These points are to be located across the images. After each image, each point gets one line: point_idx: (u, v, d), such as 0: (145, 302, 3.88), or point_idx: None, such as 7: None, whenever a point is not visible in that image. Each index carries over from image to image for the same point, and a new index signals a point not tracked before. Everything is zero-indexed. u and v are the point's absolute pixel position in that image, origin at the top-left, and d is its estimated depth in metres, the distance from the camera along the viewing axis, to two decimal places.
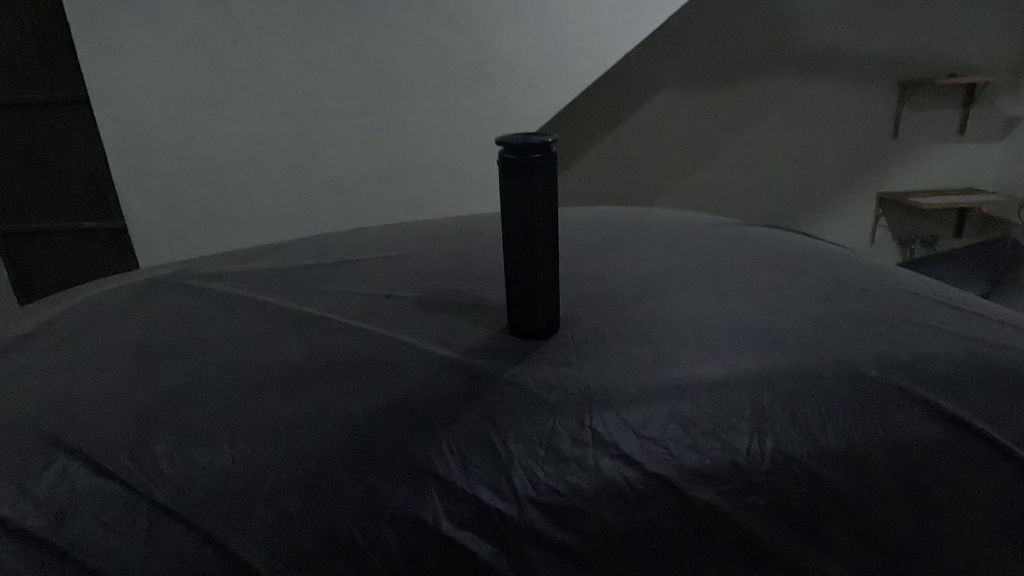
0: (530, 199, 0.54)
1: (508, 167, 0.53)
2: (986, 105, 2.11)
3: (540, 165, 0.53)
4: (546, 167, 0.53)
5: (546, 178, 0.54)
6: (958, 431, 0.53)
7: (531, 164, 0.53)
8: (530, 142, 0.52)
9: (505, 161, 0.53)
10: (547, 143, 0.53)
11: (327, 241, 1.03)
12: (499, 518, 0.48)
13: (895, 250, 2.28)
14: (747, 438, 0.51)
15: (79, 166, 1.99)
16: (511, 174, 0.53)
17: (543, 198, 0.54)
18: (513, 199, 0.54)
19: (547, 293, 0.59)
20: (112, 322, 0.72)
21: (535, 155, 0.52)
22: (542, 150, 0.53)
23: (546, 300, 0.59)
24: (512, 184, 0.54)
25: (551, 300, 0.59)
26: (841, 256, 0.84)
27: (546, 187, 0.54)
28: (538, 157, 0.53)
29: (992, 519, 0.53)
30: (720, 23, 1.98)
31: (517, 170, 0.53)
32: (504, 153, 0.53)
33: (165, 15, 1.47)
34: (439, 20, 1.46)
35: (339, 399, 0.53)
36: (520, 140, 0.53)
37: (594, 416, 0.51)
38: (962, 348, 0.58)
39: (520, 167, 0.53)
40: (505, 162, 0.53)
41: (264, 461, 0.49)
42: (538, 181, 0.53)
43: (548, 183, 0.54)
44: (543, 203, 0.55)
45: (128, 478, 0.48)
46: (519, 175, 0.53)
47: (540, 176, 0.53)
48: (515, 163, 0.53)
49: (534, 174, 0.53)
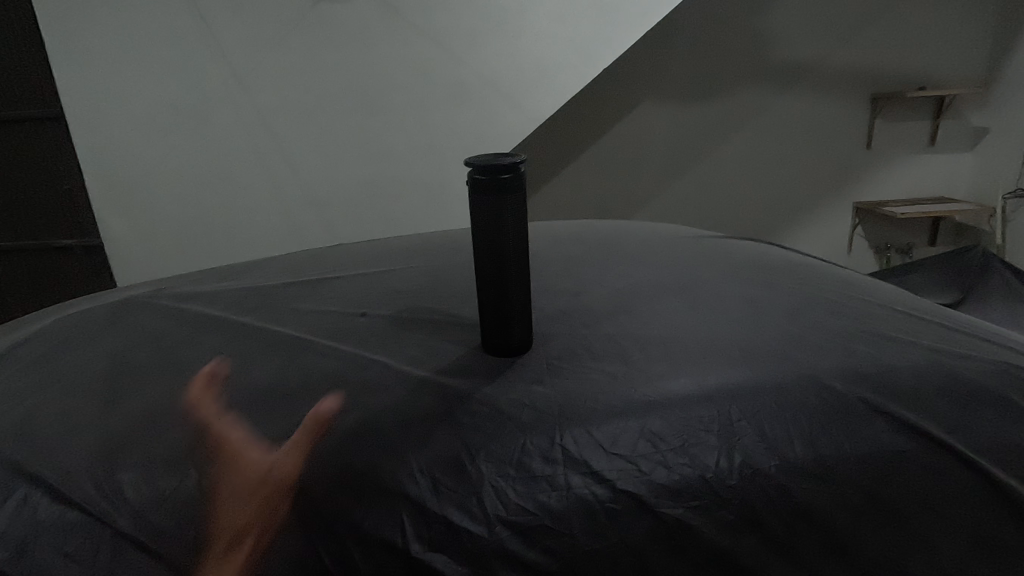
0: (500, 218, 0.55)
1: (477, 187, 0.54)
2: (955, 117, 2.17)
3: (508, 185, 0.53)
4: (516, 188, 0.54)
5: (516, 197, 0.54)
6: (921, 443, 0.54)
7: (501, 185, 0.53)
8: (498, 164, 0.52)
9: (475, 182, 0.54)
10: (516, 163, 0.53)
11: (306, 258, 1.03)
12: (470, 540, 0.48)
13: (871, 258, 2.33)
14: (716, 453, 0.52)
15: (58, 182, 1.94)
16: (481, 196, 0.54)
17: (513, 216, 0.55)
18: (484, 219, 0.55)
19: (520, 310, 0.59)
20: (81, 345, 0.72)
21: (505, 176, 0.53)
22: (511, 172, 0.53)
23: (519, 317, 0.59)
24: (482, 205, 0.54)
25: (523, 317, 0.60)
26: (812, 268, 0.86)
27: (517, 206, 0.55)
28: (508, 178, 0.53)
29: (955, 527, 0.54)
30: (698, 40, 2.02)
31: (487, 192, 0.53)
32: (473, 175, 0.54)
33: (146, 33, 1.47)
34: (420, 37, 1.47)
35: (309, 421, 0.53)
36: (489, 161, 0.53)
37: (564, 433, 0.51)
38: (923, 359, 0.60)
39: (488, 187, 0.53)
40: (476, 183, 0.54)
41: (231, 485, 0.49)
42: (508, 202, 0.54)
43: (518, 202, 0.55)
44: (514, 221, 0.55)
45: (92, 508, 0.47)
46: (490, 196, 0.54)
47: (510, 196, 0.54)
48: (484, 184, 0.53)
49: (504, 194, 0.54)
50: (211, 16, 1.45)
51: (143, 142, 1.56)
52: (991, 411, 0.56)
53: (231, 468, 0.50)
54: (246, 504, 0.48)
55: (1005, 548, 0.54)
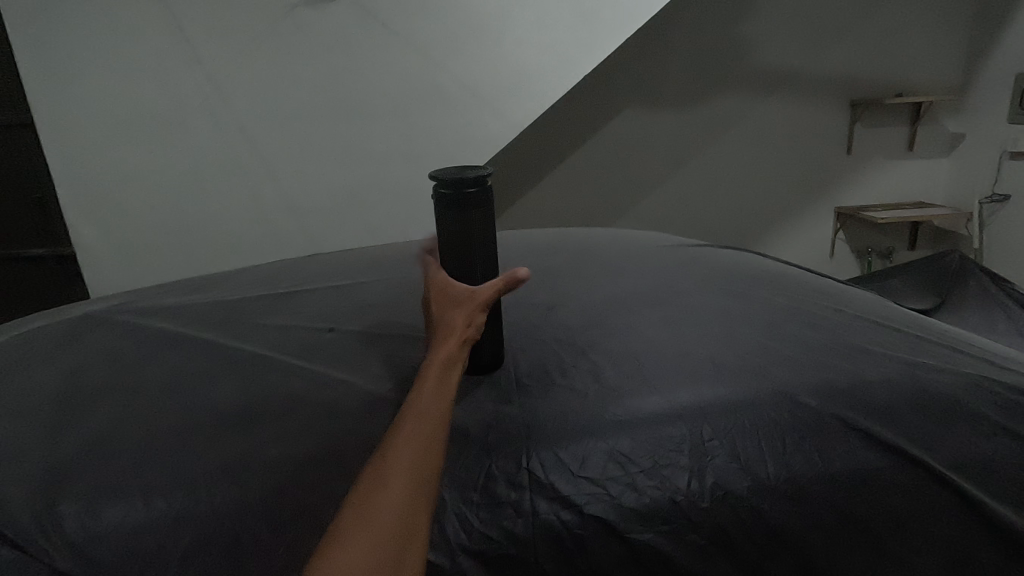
0: (468, 233, 0.53)
1: (443, 202, 0.52)
2: (932, 123, 2.20)
3: (474, 199, 0.52)
4: (482, 204, 0.52)
5: (482, 212, 0.53)
6: (894, 460, 0.53)
7: (467, 199, 0.51)
8: (464, 177, 0.51)
9: (440, 197, 0.52)
10: (481, 177, 0.52)
11: (278, 269, 1.01)
12: (433, 570, 0.46)
13: (853, 263, 2.35)
14: (686, 474, 0.51)
15: (26, 190, 1.84)
16: (446, 211, 0.52)
17: (481, 230, 0.53)
18: (451, 234, 0.53)
19: (489, 332, 0.56)
20: (33, 366, 0.69)
21: (471, 190, 0.51)
22: (477, 185, 0.52)
23: (488, 338, 0.56)
24: (448, 220, 0.52)
25: (493, 339, 0.57)
26: (789, 277, 0.86)
27: (484, 220, 0.53)
28: (474, 192, 0.51)
29: (929, 545, 0.53)
30: (680, 47, 2.03)
31: (451, 207, 0.52)
32: (437, 189, 0.52)
33: (118, 38, 1.43)
34: (398, 42, 1.45)
35: (264, 447, 0.51)
36: (454, 175, 0.51)
37: (531, 456, 0.49)
38: (900, 372, 0.59)
39: (454, 201, 0.51)
40: (441, 198, 0.52)
41: (180, 515, 0.47)
42: (474, 217, 0.52)
43: (484, 218, 0.53)
44: (481, 236, 0.53)
45: (26, 544, 0.44)
46: (454, 211, 0.52)
47: (475, 211, 0.52)
48: (449, 198, 0.51)
49: (471, 208, 0.52)
50: (185, 20, 1.42)
51: (117, 148, 1.52)
52: (963, 425, 0.56)
53: (436, 289, 0.53)
54: (452, 311, 0.51)
55: (981, 566, 0.54)
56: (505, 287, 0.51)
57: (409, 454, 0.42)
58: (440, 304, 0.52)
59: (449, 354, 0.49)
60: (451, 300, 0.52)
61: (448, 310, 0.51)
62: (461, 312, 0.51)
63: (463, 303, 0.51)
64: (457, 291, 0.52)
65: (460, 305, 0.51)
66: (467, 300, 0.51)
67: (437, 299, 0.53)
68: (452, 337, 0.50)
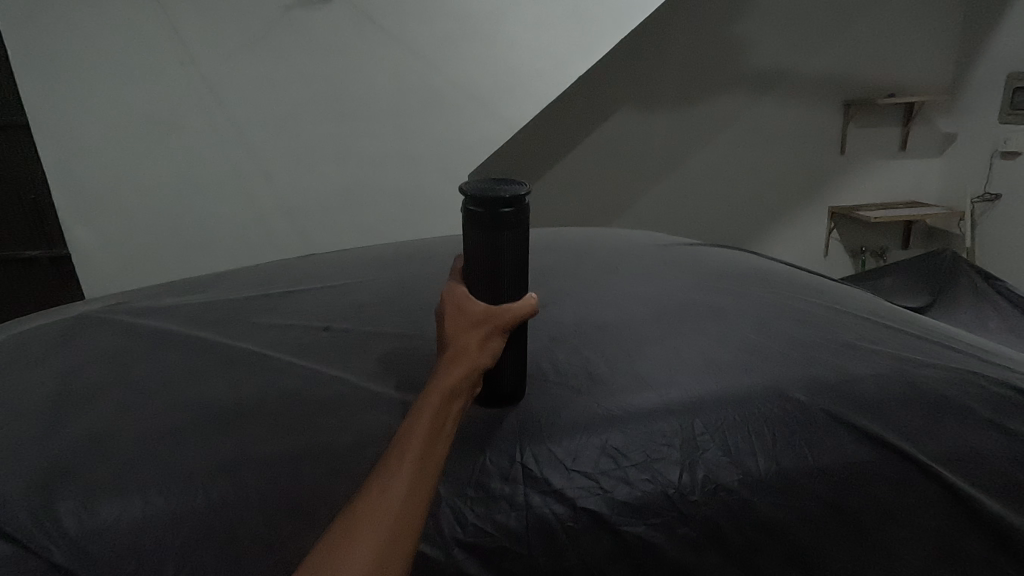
0: (496, 256, 0.46)
1: (472, 219, 0.45)
2: (925, 124, 2.22)
3: (508, 220, 0.45)
4: (517, 225, 0.45)
5: (516, 235, 0.46)
6: (882, 453, 0.54)
7: (500, 219, 0.45)
8: (499, 195, 0.44)
9: (470, 213, 0.45)
10: (519, 196, 0.45)
11: (274, 269, 1.01)
12: (428, 563, 0.47)
13: (847, 262, 2.37)
14: (678, 468, 0.52)
15: (21, 191, 1.82)
16: (475, 231, 0.45)
17: (511, 255, 0.46)
18: (477, 254, 0.46)
19: (511, 365, 0.50)
20: (29, 365, 0.69)
21: (505, 211, 0.45)
22: (514, 205, 0.44)
23: (510, 372, 0.51)
24: (476, 238, 0.46)
25: (516, 372, 0.51)
26: (780, 275, 0.87)
27: (517, 243, 0.46)
28: (508, 212, 0.44)
29: (918, 536, 0.54)
30: (674, 47, 2.04)
31: (481, 228, 0.45)
32: (467, 205, 0.45)
33: (112, 40, 1.43)
34: (393, 43, 1.45)
35: (261, 443, 0.52)
36: (488, 190, 0.44)
37: (525, 451, 0.50)
38: (889, 367, 0.59)
39: (485, 221, 0.45)
40: (471, 214, 0.45)
41: (178, 510, 0.47)
42: (507, 241, 0.46)
43: (519, 242, 0.46)
44: (512, 261, 0.46)
45: (26, 539, 0.45)
46: (484, 231, 0.45)
47: (508, 234, 0.45)
48: (480, 216, 0.45)
49: (503, 229, 0.45)
50: (179, 21, 1.42)
51: (113, 150, 1.52)
52: (950, 418, 0.57)
53: (450, 300, 0.48)
54: (466, 331, 0.46)
55: (968, 556, 0.55)
56: (525, 314, 0.48)
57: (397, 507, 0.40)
58: (454, 318, 0.47)
59: (457, 382, 0.45)
60: (465, 316, 0.47)
61: (461, 329, 0.47)
62: (475, 334, 0.46)
63: (479, 324, 0.47)
64: (474, 308, 0.47)
65: (476, 326, 0.47)
66: (484, 322, 0.47)
67: (450, 310, 0.48)
68: (463, 363, 0.45)
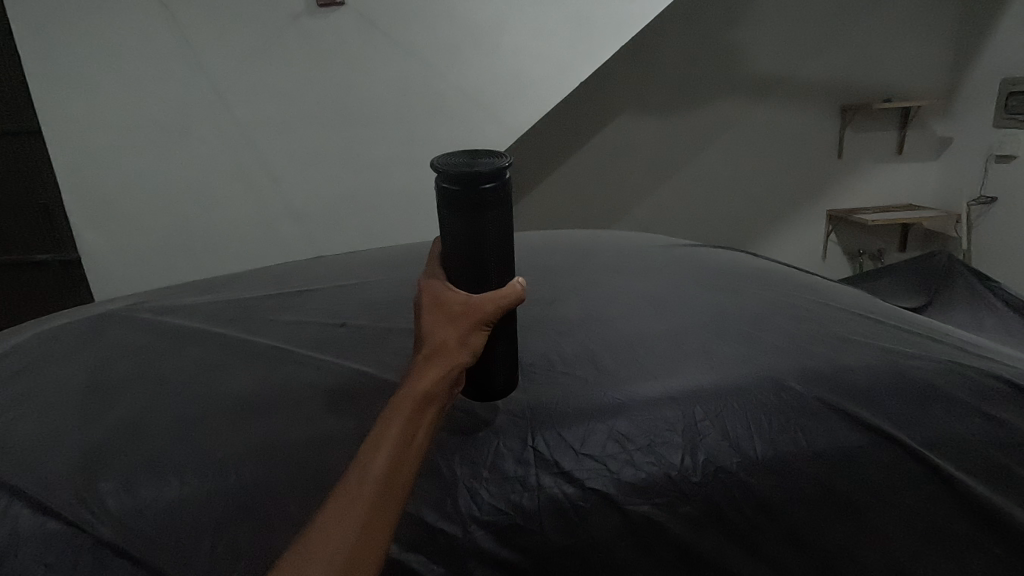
0: (480, 234, 0.47)
1: (451, 198, 0.46)
2: (921, 128, 2.25)
3: (489, 197, 0.46)
4: (497, 202, 0.47)
5: (498, 210, 0.47)
6: (873, 439, 0.57)
7: (481, 196, 0.46)
8: (478, 171, 0.45)
9: (449, 192, 0.46)
10: (497, 171, 0.46)
11: (288, 270, 1.04)
12: (447, 539, 0.50)
13: (845, 264, 2.40)
14: (680, 452, 0.55)
15: (33, 195, 1.81)
16: (456, 209, 0.47)
17: (494, 230, 0.48)
18: (460, 234, 0.47)
19: (504, 356, 0.52)
20: (61, 360, 0.72)
21: (486, 188, 0.46)
22: (494, 181, 0.46)
23: (503, 363, 0.53)
24: (457, 217, 0.47)
25: (509, 362, 0.53)
26: (777, 274, 0.90)
27: (499, 219, 0.48)
28: (489, 188, 0.46)
29: (907, 517, 0.57)
30: (674, 54, 2.08)
31: (463, 205, 0.46)
32: (446, 182, 0.46)
33: (125, 48, 1.47)
34: (398, 51, 1.48)
35: (288, 429, 0.55)
36: (465, 168, 0.45)
37: (537, 436, 0.53)
38: (880, 359, 0.63)
39: (466, 198, 0.46)
40: (451, 193, 0.46)
41: (212, 491, 0.51)
42: (489, 218, 0.47)
43: (500, 217, 0.48)
44: (495, 237, 0.48)
45: (74, 516, 0.48)
46: (465, 210, 0.46)
47: (490, 211, 0.47)
48: (460, 195, 0.46)
49: (484, 206, 0.46)
50: (189, 29, 1.45)
51: (125, 155, 1.56)
52: (938, 407, 0.60)
53: (431, 295, 0.49)
54: (445, 327, 0.47)
55: (954, 537, 0.58)
56: (510, 301, 0.48)
57: (368, 500, 0.42)
58: (433, 315, 0.48)
59: (434, 381, 0.46)
60: (445, 312, 0.48)
61: (440, 326, 0.47)
62: (454, 331, 0.47)
63: (460, 319, 0.48)
64: (456, 303, 0.48)
65: (454, 322, 0.47)
66: (465, 316, 0.47)
67: (429, 306, 0.48)
68: (440, 360, 0.47)
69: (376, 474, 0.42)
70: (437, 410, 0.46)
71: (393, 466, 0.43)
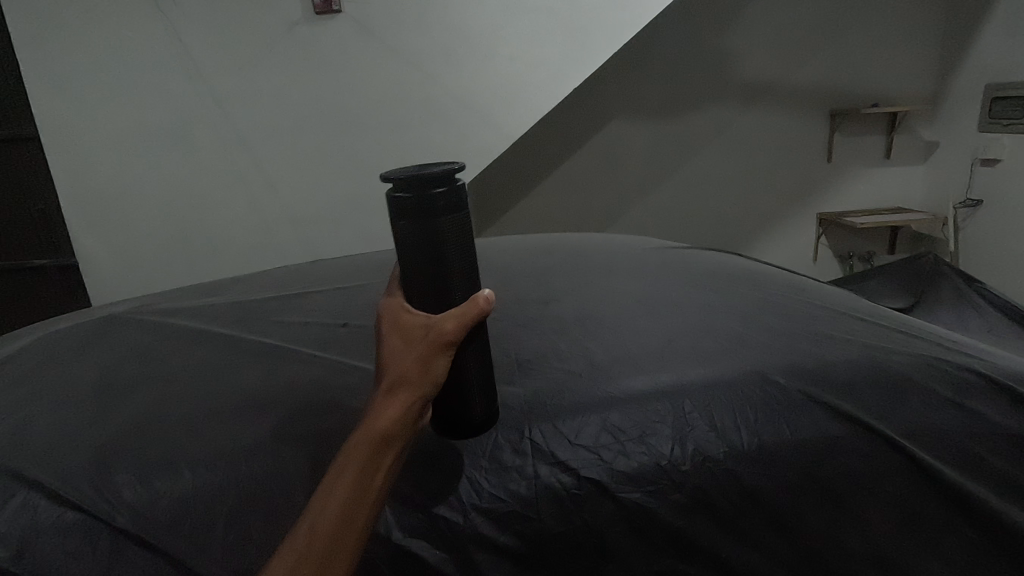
0: (438, 243, 0.45)
1: (401, 207, 0.44)
2: (907, 133, 2.30)
3: (443, 202, 0.44)
4: (452, 206, 0.45)
5: (454, 217, 0.45)
6: (854, 429, 0.60)
7: (434, 201, 0.44)
8: (428, 176, 0.44)
9: (399, 200, 0.44)
10: (449, 175, 0.44)
11: (290, 273, 1.07)
12: (447, 526, 0.53)
13: (835, 267, 2.44)
14: (670, 442, 0.57)
15: (29, 201, 1.82)
16: (408, 219, 0.44)
17: (453, 237, 0.45)
18: (415, 246, 0.45)
19: (477, 377, 0.49)
20: (68, 360, 0.74)
21: (438, 192, 0.44)
22: (447, 185, 0.44)
23: (478, 387, 0.50)
24: (409, 228, 0.45)
25: (483, 384, 0.50)
26: (766, 275, 0.93)
27: (457, 226, 0.46)
28: (442, 193, 0.44)
29: (886, 503, 0.60)
30: (665, 61, 2.12)
31: (415, 211, 0.44)
32: (395, 191, 0.44)
33: (124, 55, 1.49)
34: (395, 58, 1.51)
35: (295, 423, 0.57)
36: (415, 174, 0.44)
37: (533, 428, 0.56)
38: (860, 354, 0.66)
39: (417, 205, 0.44)
40: (400, 202, 0.44)
41: (224, 482, 0.53)
42: (444, 225, 0.45)
43: (458, 226, 0.46)
44: (454, 247, 0.46)
45: (91, 507, 0.51)
46: (417, 218, 0.44)
47: (445, 219, 0.45)
48: (411, 202, 0.44)
49: (439, 213, 0.44)
50: (187, 37, 1.48)
51: (124, 162, 1.58)
52: (916, 399, 0.63)
53: (391, 317, 0.47)
54: (405, 355, 0.45)
55: (931, 523, 0.61)
56: (472, 318, 0.45)
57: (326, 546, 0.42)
58: (393, 342, 0.46)
59: (393, 418, 0.44)
60: (405, 338, 0.46)
61: (400, 354, 0.45)
62: (414, 359, 0.45)
63: (420, 344, 0.45)
64: (416, 327, 0.45)
65: (415, 348, 0.45)
66: (426, 341, 0.45)
67: (389, 331, 0.46)
68: (399, 394, 0.45)
69: (333, 518, 0.43)
70: (398, 449, 0.45)
71: (352, 511, 0.43)
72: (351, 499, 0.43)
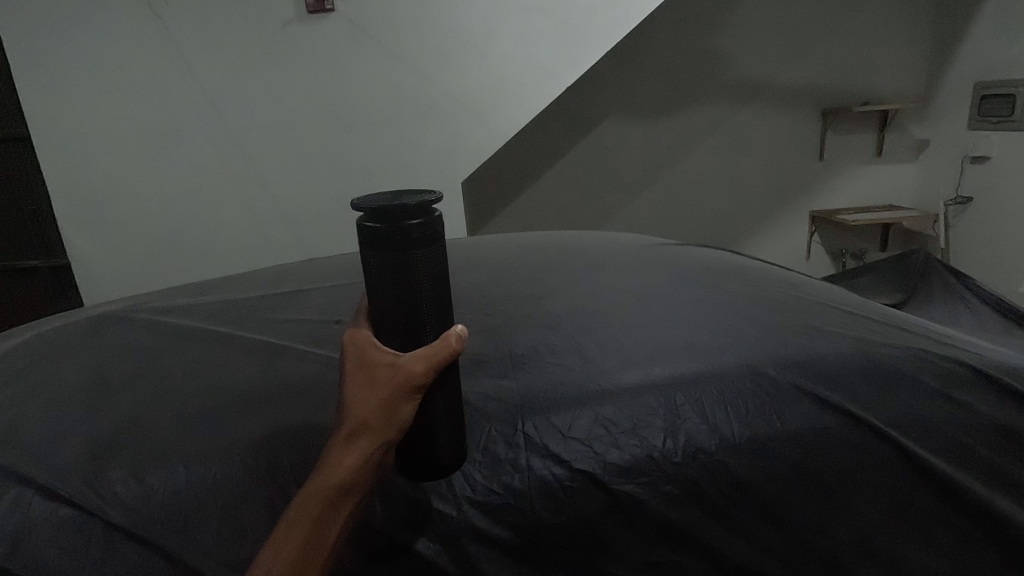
0: (410, 275, 0.44)
1: (373, 237, 0.43)
2: (899, 131, 2.32)
3: (418, 234, 0.43)
4: (426, 240, 0.43)
5: (428, 249, 0.44)
6: (844, 421, 0.61)
7: (408, 233, 0.42)
8: (403, 207, 0.42)
9: (370, 230, 0.43)
10: (426, 207, 0.43)
11: (284, 272, 1.06)
12: (441, 519, 0.53)
13: (828, 263, 2.46)
14: (661, 435, 0.58)
15: (20, 202, 1.80)
16: (380, 250, 0.43)
17: (426, 270, 0.44)
18: (386, 276, 0.44)
19: (445, 418, 0.48)
20: (60, 358, 0.74)
21: (411, 224, 0.42)
22: (422, 217, 0.43)
23: (445, 428, 0.49)
24: (381, 257, 0.43)
25: (451, 424, 0.49)
26: (759, 270, 0.94)
27: (431, 258, 0.44)
28: (416, 225, 0.42)
29: (876, 493, 0.61)
30: (658, 59, 2.13)
31: (386, 243, 0.43)
32: (368, 221, 0.43)
33: (116, 53, 1.48)
34: (390, 56, 1.51)
35: (288, 418, 0.58)
36: (389, 204, 0.42)
37: (526, 422, 0.56)
38: (850, 346, 0.66)
39: (389, 237, 0.42)
40: (372, 232, 0.43)
41: (219, 476, 0.53)
42: (417, 258, 0.43)
43: (432, 259, 0.44)
44: (427, 279, 0.44)
45: (85, 503, 0.51)
46: (389, 250, 0.43)
47: (418, 252, 0.43)
48: (383, 233, 0.42)
49: (412, 245, 0.43)
50: (179, 36, 1.47)
51: (116, 160, 1.57)
52: (904, 390, 0.64)
53: (357, 354, 0.45)
54: (370, 397, 0.44)
55: (921, 512, 0.62)
56: (441, 361, 0.44)
57: None
58: (358, 380, 0.44)
59: (356, 461, 0.44)
60: (371, 377, 0.44)
61: (364, 395, 0.44)
62: (379, 403, 0.44)
63: (387, 386, 0.44)
64: (383, 367, 0.44)
65: (380, 391, 0.44)
66: (392, 384, 0.44)
67: (355, 369, 0.45)
68: (363, 437, 0.44)
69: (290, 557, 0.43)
70: (360, 491, 0.45)
71: (309, 551, 0.44)
72: (309, 538, 0.44)
